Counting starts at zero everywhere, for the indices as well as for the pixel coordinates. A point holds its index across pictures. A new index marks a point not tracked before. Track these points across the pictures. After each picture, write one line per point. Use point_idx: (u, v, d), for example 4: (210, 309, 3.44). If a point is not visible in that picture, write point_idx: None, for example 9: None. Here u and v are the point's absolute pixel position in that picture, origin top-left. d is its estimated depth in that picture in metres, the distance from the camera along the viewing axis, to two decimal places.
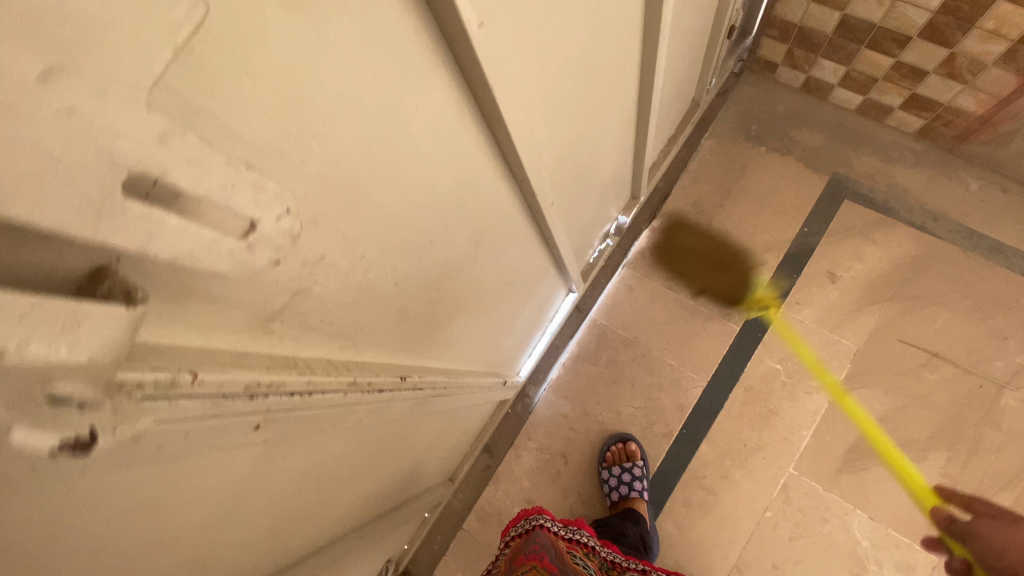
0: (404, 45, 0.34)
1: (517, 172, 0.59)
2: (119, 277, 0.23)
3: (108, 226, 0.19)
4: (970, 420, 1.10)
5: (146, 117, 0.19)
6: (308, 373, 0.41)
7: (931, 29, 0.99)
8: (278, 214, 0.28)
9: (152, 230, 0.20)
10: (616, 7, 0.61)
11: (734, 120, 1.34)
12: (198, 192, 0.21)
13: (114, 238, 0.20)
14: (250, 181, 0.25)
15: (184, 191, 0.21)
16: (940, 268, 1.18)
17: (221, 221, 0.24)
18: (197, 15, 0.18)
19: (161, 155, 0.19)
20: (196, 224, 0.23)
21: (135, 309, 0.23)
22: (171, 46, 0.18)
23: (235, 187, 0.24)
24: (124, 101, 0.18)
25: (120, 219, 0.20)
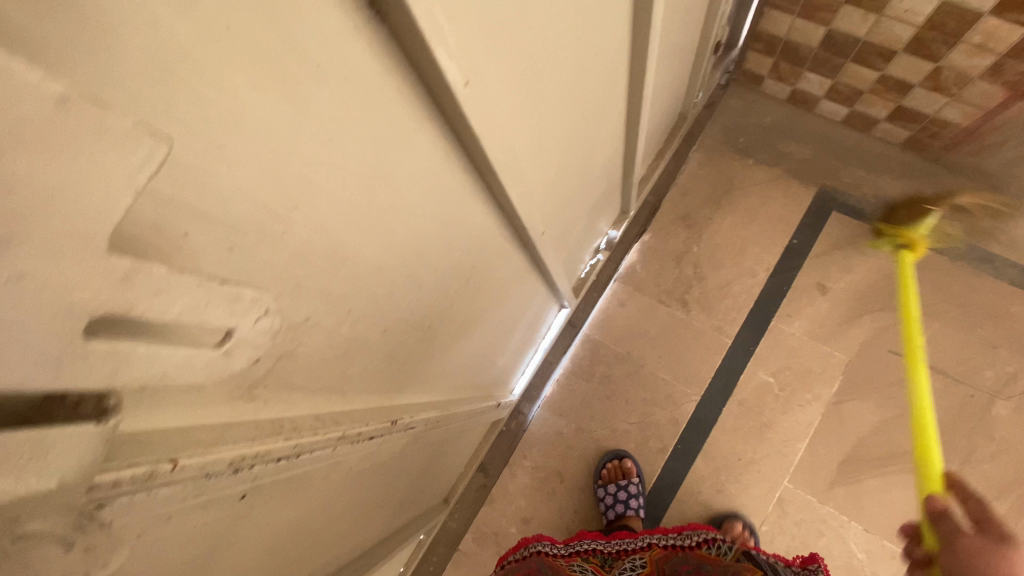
0: (388, 109, 0.33)
1: (506, 208, 0.59)
2: (88, 390, 0.22)
3: (75, 366, 0.20)
4: (962, 430, 1.11)
5: (104, 263, 0.18)
6: (296, 436, 0.40)
7: (916, 44, 0.99)
8: (258, 314, 0.28)
9: (120, 361, 0.22)
10: (603, 40, 0.60)
11: (721, 133, 1.35)
12: (165, 318, 0.22)
13: (80, 373, 0.21)
14: (227, 294, 0.25)
15: (151, 319, 0.21)
16: (929, 278, 1.19)
17: (193, 332, 0.25)
18: (156, 159, 0.17)
19: (124, 298, 0.20)
20: (167, 340, 0.24)
21: (108, 424, 0.23)
22: (128, 196, 0.17)
23: (210, 304, 0.24)
24: (78, 259, 0.17)
25: (86, 358, 0.20)
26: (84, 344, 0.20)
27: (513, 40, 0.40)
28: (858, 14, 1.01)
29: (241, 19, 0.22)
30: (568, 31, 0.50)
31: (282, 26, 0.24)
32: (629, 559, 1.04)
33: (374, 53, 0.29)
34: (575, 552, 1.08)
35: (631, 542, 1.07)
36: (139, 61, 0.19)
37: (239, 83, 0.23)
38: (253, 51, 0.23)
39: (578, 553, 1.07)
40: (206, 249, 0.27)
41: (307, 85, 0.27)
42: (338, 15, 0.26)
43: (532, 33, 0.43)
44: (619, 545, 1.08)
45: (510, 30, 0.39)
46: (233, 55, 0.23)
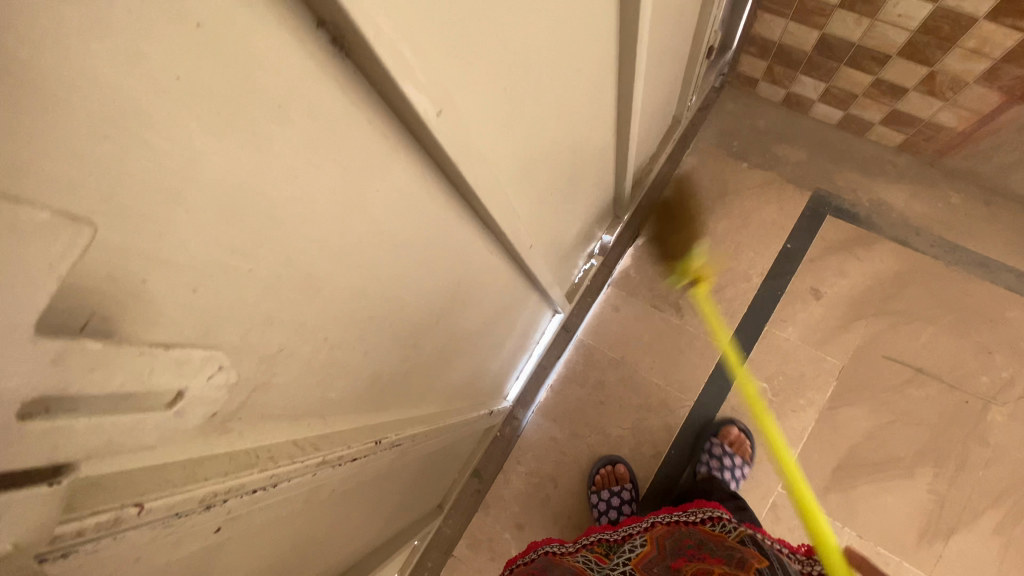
0: (358, 141, 0.32)
1: (491, 225, 0.58)
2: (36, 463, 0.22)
3: (14, 448, 0.21)
4: (956, 436, 1.10)
5: (34, 349, 0.19)
6: (272, 466, 0.40)
7: (910, 48, 0.98)
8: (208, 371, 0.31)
9: (59, 437, 0.22)
10: (588, 54, 0.59)
11: (715, 136, 1.34)
12: (107, 389, 0.24)
13: (19, 454, 0.21)
14: (172, 358, 0.27)
15: (93, 393, 0.23)
16: (924, 283, 1.18)
17: (139, 397, 0.26)
18: (80, 245, 0.18)
19: (63, 377, 0.21)
20: (112, 408, 0.25)
21: (62, 486, 0.23)
22: (54, 281, 0.18)
23: (154, 369, 0.26)
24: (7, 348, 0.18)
25: (23, 441, 0.21)
26: (21, 427, 0.20)
27: (489, 64, 0.40)
28: (851, 18, 1.00)
29: (196, 69, 0.22)
30: (550, 49, 0.49)
31: (237, 71, 0.23)
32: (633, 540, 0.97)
33: (339, 88, 0.29)
34: (581, 547, 1.04)
35: (637, 526, 1.03)
36: (84, 119, 0.19)
37: (195, 131, 0.23)
38: (209, 98, 0.23)
39: (582, 547, 1.03)
40: (168, 292, 0.26)
41: (268, 125, 0.26)
42: (298, 55, 0.25)
43: (508, 55, 0.42)
44: (626, 531, 1.03)
45: (484, 55, 0.38)
46: (188, 104, 0.22)
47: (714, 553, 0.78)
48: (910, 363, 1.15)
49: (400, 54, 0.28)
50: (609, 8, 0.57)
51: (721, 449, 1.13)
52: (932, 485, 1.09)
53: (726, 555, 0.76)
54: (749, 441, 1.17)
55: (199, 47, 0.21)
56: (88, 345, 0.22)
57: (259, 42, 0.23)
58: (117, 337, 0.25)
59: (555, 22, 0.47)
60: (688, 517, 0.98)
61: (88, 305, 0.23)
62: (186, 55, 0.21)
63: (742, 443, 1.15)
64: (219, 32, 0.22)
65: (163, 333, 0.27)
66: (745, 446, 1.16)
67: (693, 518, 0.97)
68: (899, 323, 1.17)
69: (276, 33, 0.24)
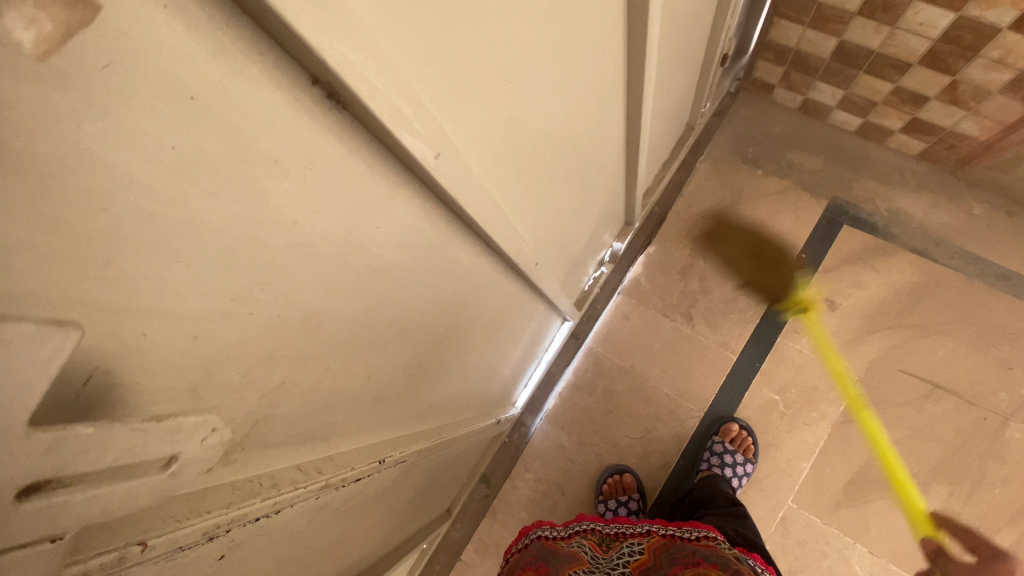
0: (356, 184, 0.33)
1: (494, 247, 0.58)
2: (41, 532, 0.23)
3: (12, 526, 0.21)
4: (973, 453, 1.08)
5: (28, 440, 0.20)
6: (275, 493, 0.40)
7: (931, 57, 0.95)
8: (205, 434, 0.29)
9: (56, 513, 0.23)
10: (592, 75, 0.58)
11: (730, 143, 1.32)
12: (101, 463, 0.24)
13: (17, 531, 0.22)
14: (168, 426, 0.27)
15: (85, 469, 0.23)
16: (942, 295, 1.15)
17: (138, 465, 0.26)
18: (68, 344, 0.20)
19: (55, 460, 0.22)
20: (113, 479, 0.25)
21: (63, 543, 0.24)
22: (47, 379, 0.20)
23: (148, 438, 0.26)
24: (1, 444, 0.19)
25: (21, 518, 0.22)
26: (19, 506, 0.21)
27: (488, 100, 0.40)
28: (870, 26, 0.98)
29: (193, 137, 0.22)
30: (551, 75, 0.49)
31: (233, 133, 0.24)
32: (626, 542, 0.88)
33: (336, 138, 0.29)
34: (573, 533, 0.92)
35: (629, 527, 0.92)
36: (83, 196, 0.20)
37: (193, 193, 0.24)
38: (206, 161, 0.23)
39: (576, 534, 0.91)
40: (168, 341, 0.27)
41: (265, 179, 0.27)
42: (293, 113, 0.26)
43: (507, 86, 0.42)
44: (618, 528, 0.93)
45: (480, 91, 0.38)
46: (185, 169, 0.23)
47: (711, 558, 0.75)
48: (926, 378, 1.13)
49: (396, 107, 0.28)
50: (613, 30, 0.57)
51: (722, 446, 1.12)
52: (947, 503, 1.07)
53: (723, 562, 0.73)
54: (750, 438, 1.15)
55: (195, 117, 0.22)
56: (79, 430, 0.22)
57: (254, 105, 0.24)
58: (118, 387, 0.26)
59: (555, 50, 0.46)
60: (682, 531, 0.88)
61: (91, 359, 0.24)
62: (182, 126, 0.22)
63: (743, 439, 1.14)
64: (214, 101, 0.22)
65: (164, 378, 0.28)
66: (746, 442, 1.15)
67: (689, 534, 0.87)
68: (916, 337, 1.15)
69: (270, 95, 0.24)
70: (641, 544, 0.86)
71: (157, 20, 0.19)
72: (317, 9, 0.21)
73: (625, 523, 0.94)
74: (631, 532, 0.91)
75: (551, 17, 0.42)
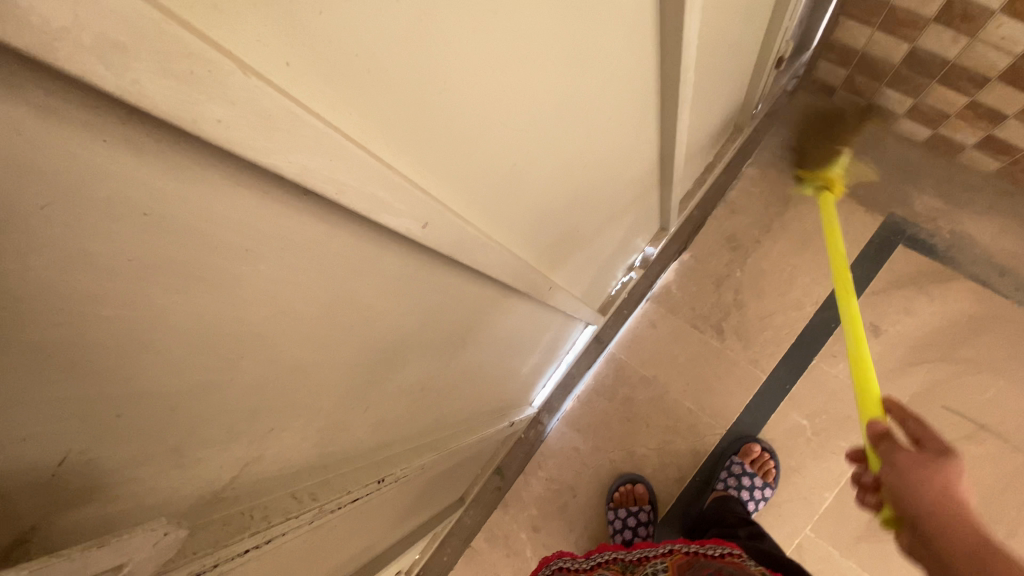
0: (342, 250, 0.32)
1: (500, 278, 0.57)
2: None
3: None
4: (1013, 502, 1.01)
5: None
6: (265, 525, 0.41)
7: (1013, 73, 0.86)
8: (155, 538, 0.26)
9: None
10: (615, 103, 0.55)
11: (781, 147, 1.23)
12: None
13: None
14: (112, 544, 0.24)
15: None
16: (1001, 330, 1.06)
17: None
18: None
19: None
20: None
21: None
22: None
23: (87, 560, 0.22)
24: None
25: None
26: None
27: (486, 151, 0.39)
28: (946, 35, 0.89)
29: (151, 246, 0.22)
30: (562, 113, 0.46)
31: (197, 234, 0.23)
32: (651, 564, 0.87)
33: (313, 217, 0.28)
34: (597, 565, 0.94)
35: (652, 549, 0.91)
36: (38, 314, 0.21)
37: (156, 292, 0.24)
38: (171, 263, 0.23)
39: (600, 565, 0.94)
40: (144, 418, 0.28)
41: (236, 267, 0.26)
42: (263, 206, 0.25)
43: (512, 132, 0.41)
44: (642, 552, 0.92)
45: (474, 145, 0.37)
46: (146, 273, 0.23)
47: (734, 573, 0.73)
48: (971, 418, 1.05)
49: (371, 195, 0.27)
50: (641, 54, 0.53)
51: (741, 468, 1.09)
52: None
53: None
54: (772, 460, 1.11)
55: (151, 230, 0.21)
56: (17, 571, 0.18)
57: (220, 207, 0.23)
58: (94, 462, 0.27)
59: (566, 88, 0.44)
60: (706, 549, 0.87)
61: (62, 447, 0.25)
62: (137, 239, 0.21)
63: (764, 461, 1.10)
64: (173, 213, 0.22)
65: (143, 447, 0.29)
66: (767, 465, 1.11)
67: (712, 551, 0.85)
68: (965, 372, 1.06)
69: (237, 197, 0.24)
70: (665, 563, 0.85)
71: (100, 156, 0.18)
72: (267, 129, 0.20)
73: (648, 548, 0.93)
74: (657, 554, 0.90)
75: (558, 62, 0.40)
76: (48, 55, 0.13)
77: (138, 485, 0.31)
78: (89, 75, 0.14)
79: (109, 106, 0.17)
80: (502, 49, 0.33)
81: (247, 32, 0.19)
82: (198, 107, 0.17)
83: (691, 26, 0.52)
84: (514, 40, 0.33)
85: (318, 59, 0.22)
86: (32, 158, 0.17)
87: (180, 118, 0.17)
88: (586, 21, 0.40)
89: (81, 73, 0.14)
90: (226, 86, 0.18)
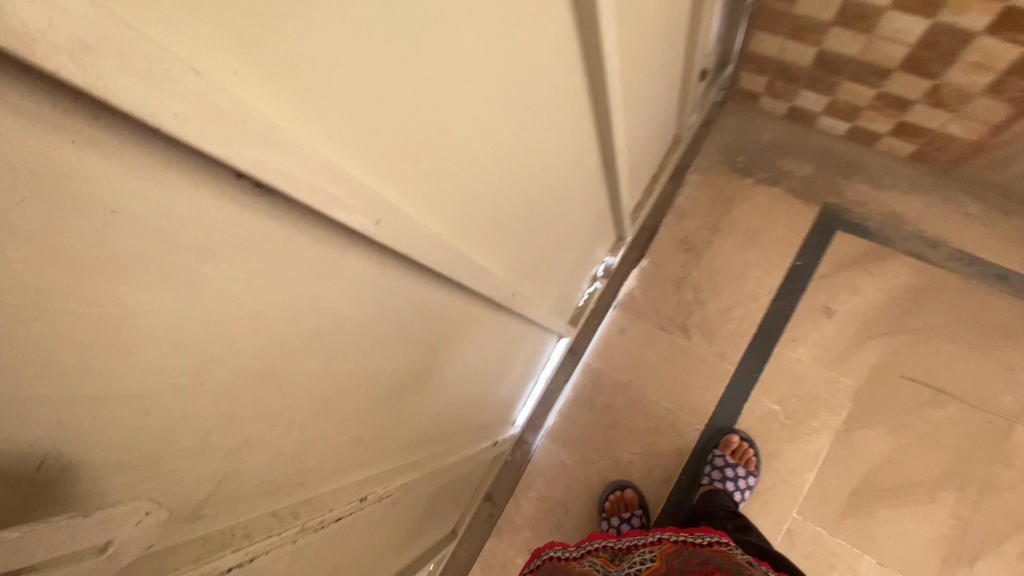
0: (299, 254, 0.34)
1: (462, 285, 0.59)
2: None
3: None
4: (980, 457, 1.07)
5: None
6: (247, 543, 0.42)
7: (911, 63, 0.95)
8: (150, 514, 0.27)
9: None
10: (552, 113, 0.60)
11: (718, 152, 1.32)
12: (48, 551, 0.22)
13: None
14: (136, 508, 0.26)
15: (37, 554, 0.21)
16: (941, 298, 1.13)
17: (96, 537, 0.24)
18: None
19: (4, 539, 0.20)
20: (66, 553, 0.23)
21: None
22: None
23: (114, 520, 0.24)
24: None
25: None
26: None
27: (432, 157, 0.42)
28: (847, 34, 0.97)
29: (117, 241, 0.24)
30: (502, 121, 0.50)
31: (161, 232, 0.26)
32: (640, 553, 0.86)
33: (270, 219, 0.31)
34: (586, 552, 0.94)
35: (643, 538, 0.91)
36: (16, 313, 0.22)
37: (124, 289, 0.26)
38: (135, 261, 0.25)
39: (588, 553, 0.93)
40: (119, 421, 0.29)
41: (199, 266, 0.28)
42: (221, 205, 0.28)
43: (456, 138, 0.44)
44: (631, 541, 0.92)
45: (421, 151, 0.40)
46: (113, 271, 0.25)
47: (721, 564, 0.73)
48: (928, 383, 1.11)
49: (321, 190, 0.30)
50: (569, 68, 0.58)
51: (723, 460, 1.10)
52: (954, 509, 1.05)
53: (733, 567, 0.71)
54: (752, 449, 1.13)
55: (118, 227, 0.24)
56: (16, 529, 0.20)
57: (180, 206, 0.26)
58: (72, 466, 0.28)
59: (501, 97, 0.48)
60: (694, 538, 0.87)
61: (40, 449, 0.26)
62: (104, 234, 0.23)
63: (744, 451, 1.12)
64: (137, 211, 0.24)
65: (120, 453, 0.30)
66: (747, 454, 1.13)
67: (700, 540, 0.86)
68: (915, 341, 1.13)
69: (196, 195, 0.26)
70: (653, 552, 0.84)
71: (69, 154, 0.20)
72: (219, 125, 0.23)
73: (636, 536, 0.93)
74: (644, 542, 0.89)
75: (489, 75, 0.44)
76: (29, 54, 0.16)
77: (116, 496, 0.31)
78: (61, 72, 0.17)
79: (72, 111, 0.20)
80: (433, 63, 0.37)
81: (197, 43, 0.22)
82: (156, 102, 0.20)
83: (608, 40, 0.58)
84: (445, 54, 0.37)
85: (264, 68, 0.25)
86: (8, 156, 0.19)
87: (141, 111, 0.20)
88: (510, 36, 0.44)
89: (59, 73, 0.17)
90: (180, 85, 0.21)
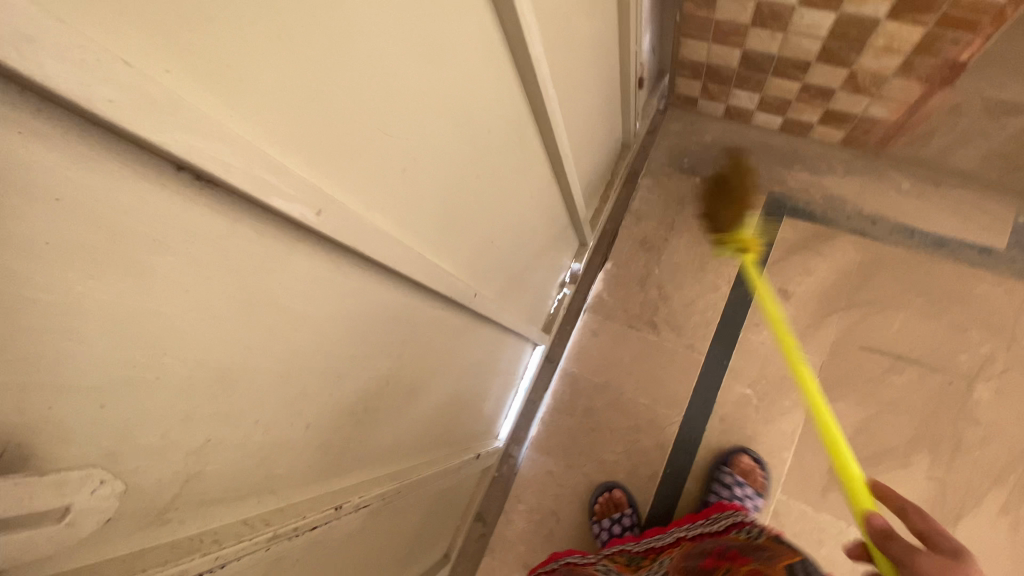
0: (247, 248, 0.36)
1: (421, 285, 0.61)
2: None
3: None
4: (946, 418, 1.10)
5: None
6: (216, 547, 0.42)
7: (826, 54, 1.02)
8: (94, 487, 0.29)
9: None
10: (491, 117, 0.63)
11: (666, 155, 1.39)
12: None
13: None
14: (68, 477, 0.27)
15: None
16: (889, 269, 1.19)
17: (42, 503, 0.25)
18: None
19: None
20: None
21: None
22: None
23: None
24: None
25: None
26: None
27: (371, 156, 0.45)
28: (765, 34, 1.04)
29: (66, 231, 0.26)
30: (440, 124, 0.53)
31: (108, 222, 0.27)
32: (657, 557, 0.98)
33: (214, 212, 0.33)
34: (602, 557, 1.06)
35: (660, 539, 1.05)
36: None
37: (73, 279, 0.27)
38: (84, 249, 0.27)
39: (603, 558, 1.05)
40: (76, 413, 0.30)
41: (147, 257, 0.30)
42: (165, 197, 0.30)
43: (394, 138, 0.47)
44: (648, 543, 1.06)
45: (359, 149, 0.43)
46: (63, 259, 0.26)
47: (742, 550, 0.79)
48: (888, 351, 1.15)
49: (254, 176, 0.32)
50: (502, 74, 0.62)
51: (732, 479, 1.09)
52: (930, 472, 1.08)
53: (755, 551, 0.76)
54: (761, 471, 1.12)
55: (64, 215, 0.26)
56: None
57: (125, 195, 0.28)
58: (32, 460, 0.29)
59: (436, 99, 0.51)
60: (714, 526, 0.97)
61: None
62: (51, 222, 0.25)
63: (754, 472, 1.11)
64: (83, 199, 0.26)
65: (81, 448, 0.31)
66: (757, 474, 1.11)
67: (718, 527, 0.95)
68: (871, 313, 1.17)
69: (140, 186, 0.28)
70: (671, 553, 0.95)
71: (16, 146, 0.23)
72: (151, 112, 0.25)
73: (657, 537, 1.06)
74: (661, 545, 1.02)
75: (420, 78, 0.47)
76: None
77: None
78: (4, 58, 0.20)
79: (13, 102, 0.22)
80: (362, 66, 0.40)
81: (132, 42, 0.24)
82: (90, 89, 0.23)
83: (535, 46, 0.62)
84: (372, 57, 0.40)
85: (198, 67, 0.28)
86: None
87: (81, 98, 0.22)
88: (437, 42, 0.48)
89: (1, 60, 0.19)
90: (113, 74, 0.23)
